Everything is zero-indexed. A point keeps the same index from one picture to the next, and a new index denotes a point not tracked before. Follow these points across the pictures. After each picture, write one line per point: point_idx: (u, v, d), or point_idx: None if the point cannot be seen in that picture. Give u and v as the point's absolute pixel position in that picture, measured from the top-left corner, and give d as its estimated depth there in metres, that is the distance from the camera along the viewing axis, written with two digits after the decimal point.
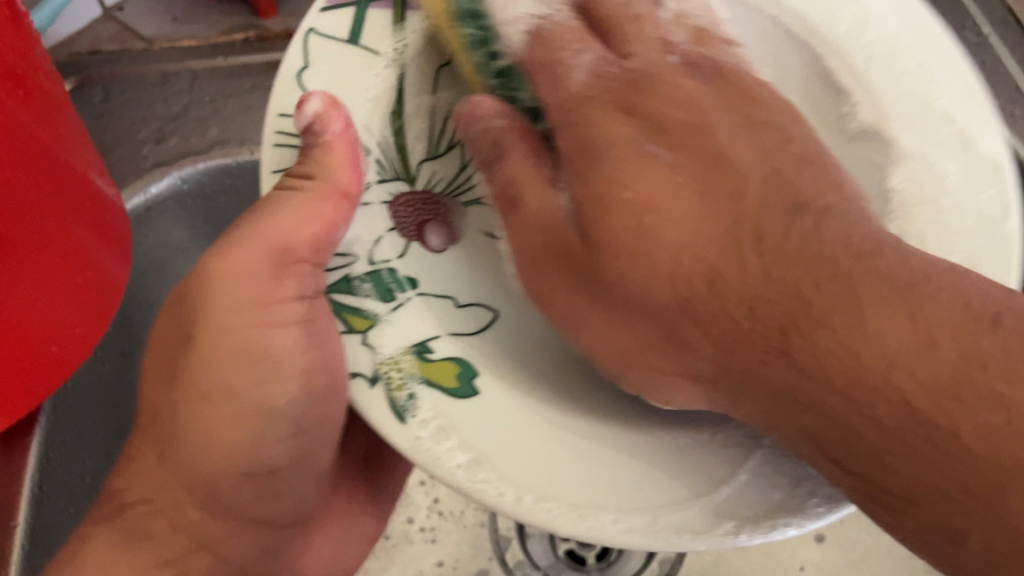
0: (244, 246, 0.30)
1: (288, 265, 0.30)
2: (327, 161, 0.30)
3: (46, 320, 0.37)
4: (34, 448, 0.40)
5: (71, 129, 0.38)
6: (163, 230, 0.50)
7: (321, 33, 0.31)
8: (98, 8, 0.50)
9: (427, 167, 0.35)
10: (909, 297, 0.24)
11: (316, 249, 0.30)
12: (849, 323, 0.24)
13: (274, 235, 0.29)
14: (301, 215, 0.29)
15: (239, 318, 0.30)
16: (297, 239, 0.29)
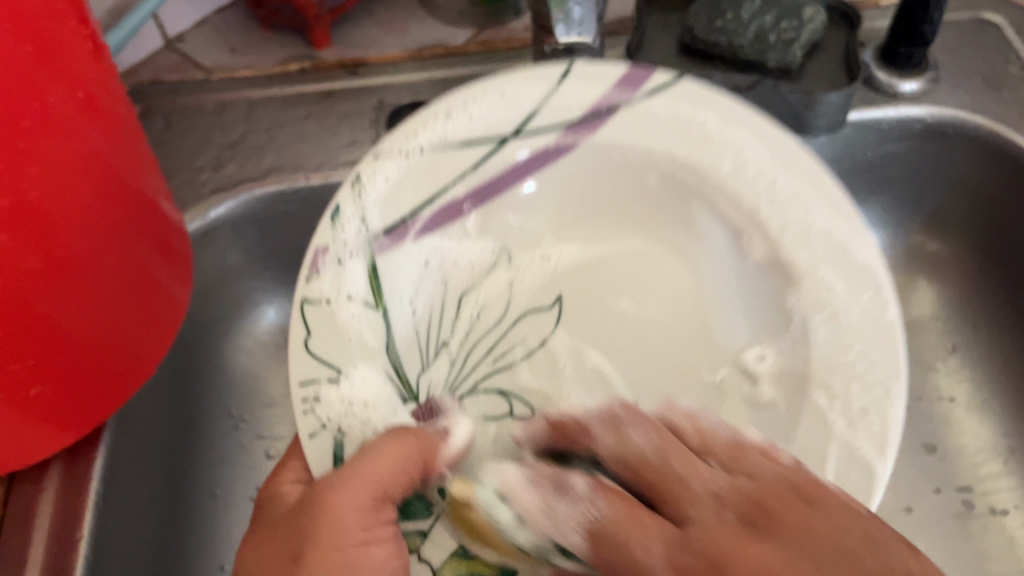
0: (361, 470, 0.33)
1: (386, 502, 0.34)
2: (405, 450, 0.34)
3: (115, 338, 0.38)
4: (99, 461, 0.41)
5: (143, 155, 0.40)
6: (220, 252, 0.51)
7: (311, 302, 0.37)
8: (162, 41, 0.54)
9: (425, 377, 0.39)
10: (806, 549, 0.28)
11: (425, 451, 0.34)
12: (752, 567, 0.28)
13: (373, 476, 0.33)
14: (389, 458, 0.33)
15: (355, 524, 0.33)
16: (390, 479, 0.33)
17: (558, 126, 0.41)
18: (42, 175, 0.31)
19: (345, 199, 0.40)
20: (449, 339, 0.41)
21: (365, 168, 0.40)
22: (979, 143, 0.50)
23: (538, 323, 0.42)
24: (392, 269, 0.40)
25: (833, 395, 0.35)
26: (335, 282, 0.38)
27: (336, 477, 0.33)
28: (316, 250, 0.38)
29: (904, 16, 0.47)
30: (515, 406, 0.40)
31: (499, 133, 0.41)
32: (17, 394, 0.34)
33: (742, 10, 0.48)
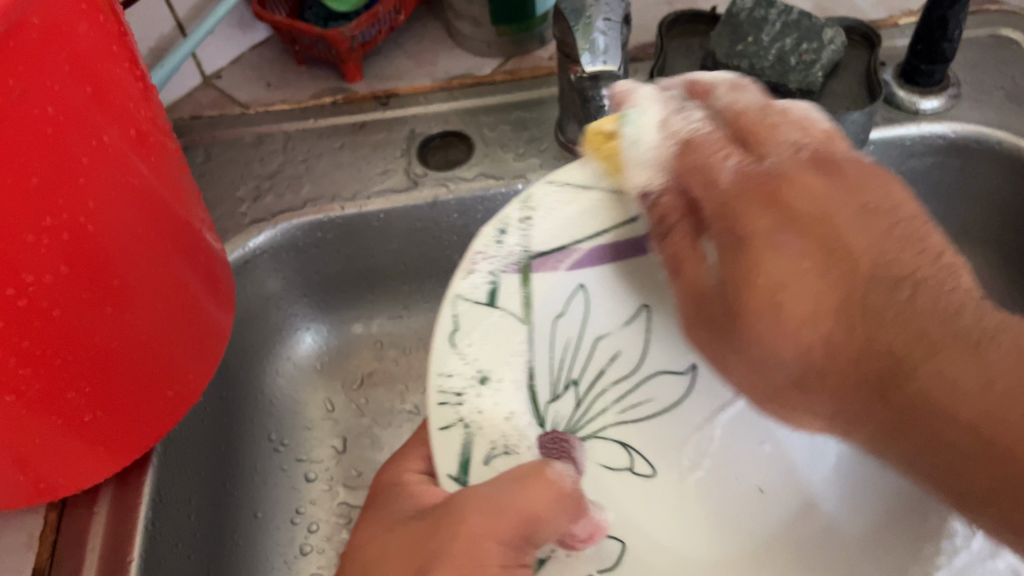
0: (500, 503, 0.29)
1: (524, 549, 0.30)
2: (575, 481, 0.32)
3: (165, 365, 0.40)
4: (147, 485, 0.43)
5: (189, 187, 0.41)
6: (259, 279, 0.52)
7: (466, 299, 0.38)
8: (200, 78, 0.57)
9: (552, 409, 0.40)
10: (823, 289, 0.30)
11: (539, 528, 0.30)
12: (784, 281, 0.31)
13: (523, 511, 0.30)
14: (543, 499, 0.30)
15: (499, 550, 0.29)
16: (541, 518, 0.30)
17: (597, 236, 0.42)
18: (98, 209, 0.32)
19: (539, 191, 0.41)
20: (577, 379, 0.41)
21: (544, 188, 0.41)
22: (1002, 156, 0.50)
23: (668, 385, 0.43)
24: (544, 295, 0.40)
25: (815, 179, 0.32)
26: (472, 317, 0.38)
27: (481, 492, 0.30)
28: (479, 258, 0.39)
29: (924, 34, 0.48)
30: (636, 462, 0.41)
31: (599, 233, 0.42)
32: (72, 420, 0.36)
33: (763, 35, 0.49)
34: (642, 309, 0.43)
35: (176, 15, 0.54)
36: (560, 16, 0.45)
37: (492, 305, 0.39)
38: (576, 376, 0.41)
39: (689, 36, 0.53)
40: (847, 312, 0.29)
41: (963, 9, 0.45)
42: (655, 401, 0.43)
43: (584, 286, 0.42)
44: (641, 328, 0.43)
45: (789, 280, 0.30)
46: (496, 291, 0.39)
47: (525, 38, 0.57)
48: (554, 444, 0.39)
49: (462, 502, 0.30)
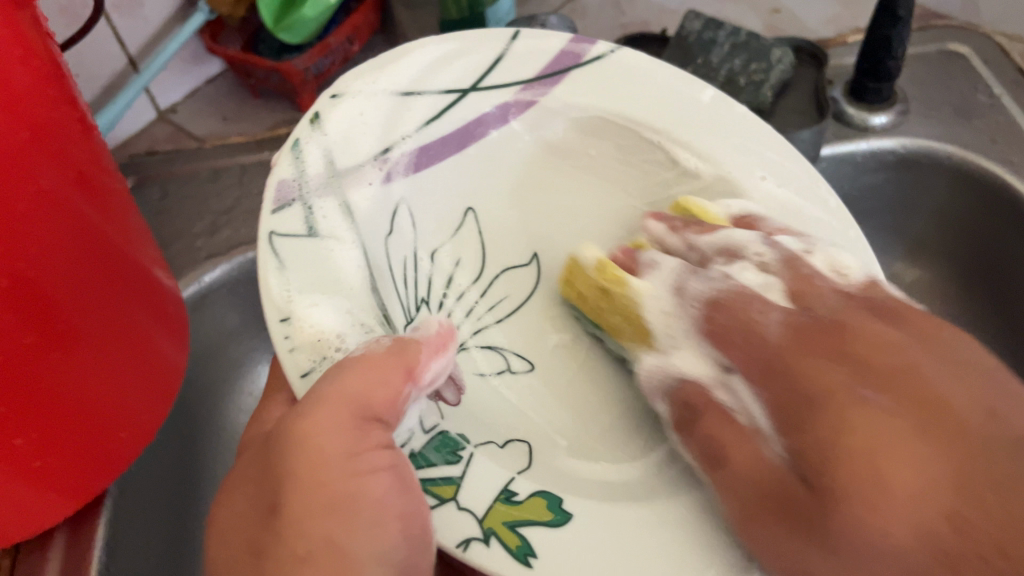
0: (322, 410, 0.27)
1: (367, 420, 0.28)
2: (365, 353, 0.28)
3: (116, 406, 0.39)
4: (102, 529, 0.42)
5: (137, 226, 0.41)
6: (218, 314, 0.52)
7: (282, 234, 0.32)
8: (156, 113, 0.57)
9: (411, 332, 0.35)
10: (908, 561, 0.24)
11: (391, 406, 0.28)
12: (886, 463, 0.25)
13: (358, 391, 0.27)
14: (369, 370, 0.28)
15: (337, 449, 0.27)
16: (374, 393, 0.28)
17: (521, 81, 0.39)
18: (38, 252, 0.32)
19: (325, 107, 0.35)
20: (427, 298, 0.37)
21: (303, 130, 0.35)
22: (952, 170, 0.51)
23: (520, 279, 0.40)
24: (364, 214, 0.34)
25: (886, 421, 0.26)
26: (292, 251, 0.31)
27: (303, 408, 0.27)
28: (281, 186, 0.33)
29: (868, 52, 0.48)
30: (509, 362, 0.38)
31: (457, 86, 0.38)
32: (22, 467, 0.35)
33: (711, 56, 0.50)
34: (468, 212, 0.39)
35: (128, 51, 0.53)
36: None
37: (311, 234, 0.32)
38: (425, 295, 0.37)
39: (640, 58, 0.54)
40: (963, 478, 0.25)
41: (905, 28, 0.46)
42: (510, 297, 0.40)
43: (405, 200, 0.37)
44: (472, 235, 0.40)
45: (877, 434, 0.26)
46: (314, 219, 0.32)
47: None
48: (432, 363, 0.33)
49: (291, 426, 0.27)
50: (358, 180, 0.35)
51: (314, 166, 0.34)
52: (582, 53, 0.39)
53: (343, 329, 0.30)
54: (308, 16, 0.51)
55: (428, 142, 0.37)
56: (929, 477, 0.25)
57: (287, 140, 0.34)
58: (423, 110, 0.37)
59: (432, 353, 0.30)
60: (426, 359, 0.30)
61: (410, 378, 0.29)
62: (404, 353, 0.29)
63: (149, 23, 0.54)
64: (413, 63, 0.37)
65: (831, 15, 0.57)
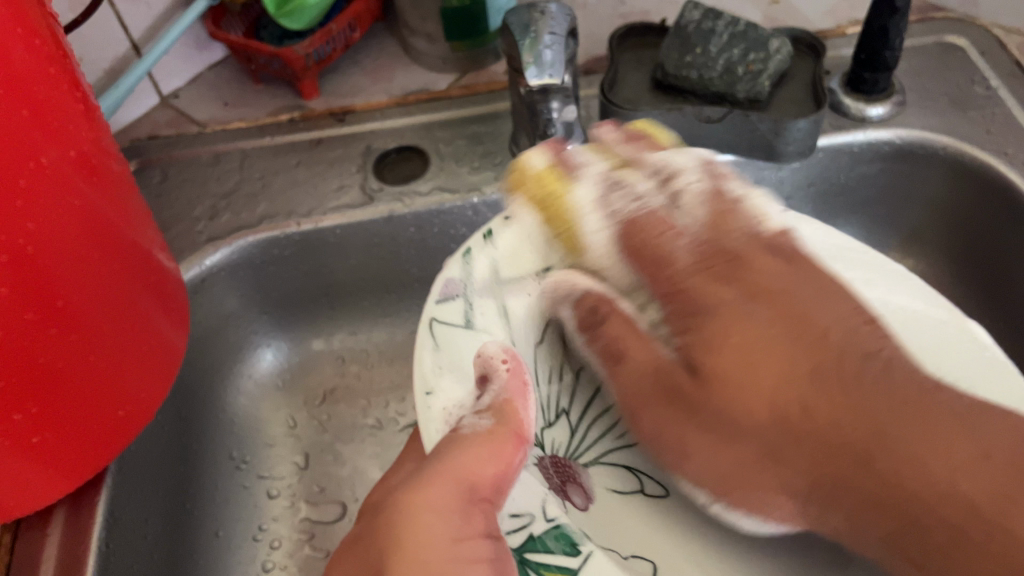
0: (431, 488, 0.30)
1: (475, 502, 0.31)
2: (506, 409, 0.34)
3: (115, 384, 0.40)
4: (101, 506, 0.42)
5: (138, 207, 0.42)
6: (217, 297, 0.52)
7: (442, 321, 0.37)
8: (157, 98, 0.57)
9: (550, 436, 0.39)
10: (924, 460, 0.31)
11: (496, 490, 0.32)
12: (897, 436, 0.32)
13: (460, 473, 0.31)
14: (480, 455, 0.32)
15: (439, 521, 0.29)
16: (476, 477, 0.31)
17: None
18: (38, 229, 0.32)
19: (500, 224, 0.40)
20: (567, 409, 0.41)
21: (477, 241, 0.40)
22: (948, 161, 0.51)
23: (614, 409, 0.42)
24: (519, 315, 0.39)
25: (838, 393, 0.34)
26: (448, 337, 0.36)
27: (405, 493, 0.31)
28: (444, 283, 0.38)
29: (866, 42, 0.49)
30: (645, 483, 0.41)
31: (569, 194, 0.42)
32: (21, 442, 0.35)
33: (710, 45, 0.50)
34: (556, 314, 0.41)
35: (130, 35, 0.54)
36: (508, 31, 0.46)
37: (466, 325, 0.37)
38: (566, 406, 0.41)
39: (641, 48, 0.54)
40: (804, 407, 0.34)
41: (903, 19, 0.46)
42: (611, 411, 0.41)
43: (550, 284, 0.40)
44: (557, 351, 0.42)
45: (753, 342, 0.35)
46: (471, 311, 0.37)
47: (480, 53, 0.58)
48: (560, 469, 0.38)
49: (391, 509, 0.30)
50: (518, 284, 0.40)
51: (457, 273, 0.38)
52: (712, 163, 0.42)
53: (476, 403, 0.34)
54: (309, 3, 0.52)
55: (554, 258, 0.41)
56: (772, 407, 0.35)
57: (463, 247, 0.40)
58: (547, 219, 0.41)
59: (523, 400, 0.35)
60: (521, 415, 0.34)
61: (520, 442, 0.34)
62: (506, 423, 0.34)
63: (152, 9, 0.54)
64: (539, 160, 0.42)
65: (830, 6, 0.58)
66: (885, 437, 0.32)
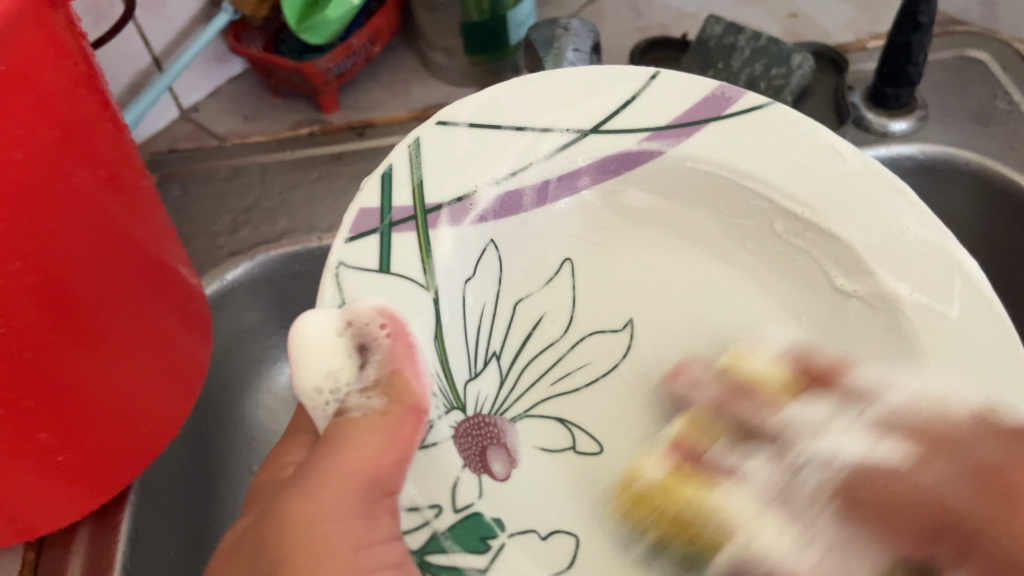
0: (327, 490, 0.26)
1: (376, 502, 0.27)
2: (398, 381, 0.30)
3: (140, 402, 0.40)
4: (125, 523, 0.42)
5: (163, 225, 0.42)
6: (237, 312, 0.52)
7: (351, 266, 0.33)
8: (177, 111, 0.57)
9: (473, 389, 0.34)
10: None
11: (397, 470, 0.28)
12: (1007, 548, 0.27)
13: (348, 467, 0.27)
14: (358, 451, 0.27)
15: (335, 503, 0.26)
16: (371, 468, 0.27)
17: (648, 126, 0.37)
18: (68, 247, 0.32)
19: (431, 134, 0.37)
20: (498, 352, 0.36)
21: (401, 161, 0.36)
22: (971, 177, 0.51)
23: (606, 346, 0.37)
24: (444, 247, 0.35)
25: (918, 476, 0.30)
26: (358, 283, 0.32)
27: (298, 494, 0.26)
28: (401, 207, 0.35)
29: (888, 58, 0.49)
30: (577, 439, 0.35)
31: (579, 123, 0.37)
32: (46, 461, 0.35)
33: (733, 61, 0.50)
34: (564, 263, 0.38)
35: (152, 50, 0.54)
36: (530, 48, 0.46)
37: (381, 269, 0.33)
38: (497, 348, 0.36)
39: (663, 62, 0.54)
40: (942, 519, 0.29)
41: (927, 34, 0.46)
42: (592, 364, 0.37)
43: (495, 241, 0.37)
44: (566, 284, 0.38)
45: (913, 486, 0.30)
46: None
47: (498, 67, 0.58)
48: (481, 431, 0.34)
49: (285, 505, 0.26)
50: (459, 220, 0.35)
51: (405, 201, 0.35)
52: (725, 105, 0.37)
53: (363, 372, 0.30)
54: (332, 17, 0.52)
55: (553, 172, 0.37)
56: (943, 480, 0.30)
57: (382, 163, 0.36)
58: (552, 142, 0.37)
59: (414, 367, 0.31)
60: (417, 385, 0.30)
61: (419, 418, 0.29)
62: (398, 398, 0.30)
63: (173, 23, 0.54)
64: (549, 97, 0.38)
65: (849, 19, 0.58)
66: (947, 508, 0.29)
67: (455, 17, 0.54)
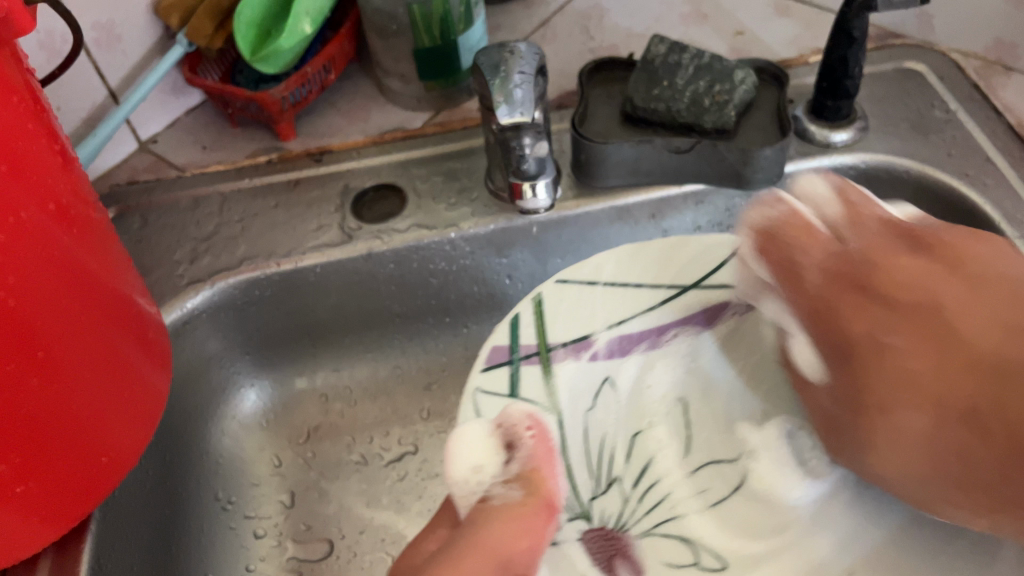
0: (469, 559, 0.32)
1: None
2: (535, 478, 0.36)
3: (98, 430, 0.40)
4: (87, 554, 0.42)
5: (118, 255, 0.42)
6: (200, 339, 0.53)
7: (485, 391, 0.41)
8: (136, 144, 0.58)
9: (598, 505, 0.43)
10: (949, 347, 0.34)
11: (528, 561, 0.34)
12: (913, 283, 0.36)
13: (493, 549, 0.33)
14: (505, 532, 0.33)
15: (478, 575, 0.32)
16: (510, 554, 0.33)
17: (703, 304, 0.47)
18: (18, 279, 0.33)
19: (551, 295, 0.44)
20: (620, 475, 0.45)
21: (527, 309, 0.44)
22: (913, 183, 0.52)
23: (722, 475, 0.46)
24: (567, 380, 0.43)
25: (896, 338, 0.35)
26: (488, 405, 0.40)
27: (446, 559, 0.32)
28: (495, 349, 0.42)
29: (827, 72, 0.50)
30: (702, 556, 0.43)
31: (672, 286, 0.46)
32: (4, 492, 0.36)
33: (677, 78, 0.51)
34: (656, 421, 0.47)
35: (108, 84, 0.54)
36: (479, 71, 0.47)
37: (511, 394, 0.41)
38: (619, 472, 0.45)
39: (609, 83, 0.55)
40: (966, 412, 0.33)
41: (861, 48, 0.48)
42: (712, 490, 0.46)
43: (610, 377, 0.45)
44: (669, 434, 0.47)
45: (906, 365, 0.35)
46: (516, 380, 0.42)
47: (453, 91, 0.59)
48: (608, 542, 0.42)
49: None
50: (579, 356, 0.44)
51: (530, 341, 0.43)
52: (713, 322, 0.47)
53: (508, 467, 0.37)
54: (283, 48, 0.53)
55: (644, 328, 0.46)
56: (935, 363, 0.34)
57: (510, 313, 0.43)
58: (637, 305, 0.46)
59: (550, 469, 0.37)
60: (550, 485, 0.37)
61: (551, 514, 0.36)
62: (536, 492, 0.36)
63: (129, 57, 0.55)
64: (672, 255, 0.47)
65: (793, 36, 0.59)
66: (939, 308, 0.35)
67: (409, 43, 0.56)
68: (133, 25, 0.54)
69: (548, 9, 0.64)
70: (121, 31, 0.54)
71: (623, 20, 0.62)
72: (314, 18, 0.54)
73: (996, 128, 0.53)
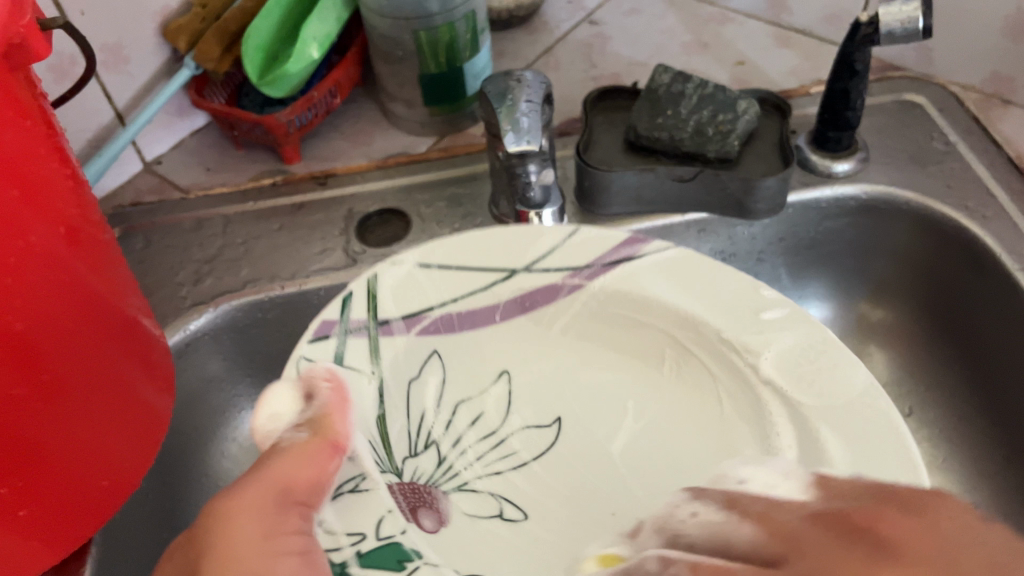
0: (246, 492, 0.30)
1: (290, 506, 0.31)
2: (322, 420, 0.35)
3: (100, 454, 0.40)
4: None
5: (124, 277, 0.42)
6: (201, 362, 0.52)
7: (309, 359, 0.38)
8: (139, 165, 0.58)
9: (412, 464, 0.40)
10: (896, 495, 0.23)
11: (309, 492, 0.32)
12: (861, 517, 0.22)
13: (274, 479, 0.31)
14: (300, 456, 0.32)
15: (249, 526, 0.29)
16: (296, 482, 0.31)
17: (569, 266, 0.43)
18: (26, 304, 0.33)
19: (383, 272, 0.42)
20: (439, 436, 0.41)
21: (361, 287, 0.42)
22: (912, 214, 0.53)
23: (534, 440, 0.42)
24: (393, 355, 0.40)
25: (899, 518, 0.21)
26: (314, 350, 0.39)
27: (222, 496, 0.29)
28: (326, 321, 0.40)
29: (828, 103, 0.51)
30: (504, 508, 0.39)
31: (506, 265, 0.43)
32: (5, 516, 0.35)
33: (680, 108, 0.52)
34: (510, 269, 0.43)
35: (114, 105, 0.55)
36: (485, 98, 0.47)
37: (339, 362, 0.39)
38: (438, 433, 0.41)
39: (613, 111, 0.56)
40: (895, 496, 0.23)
41: (862, 81, 0.49)
42: (517, 454, 0.41)
43: (438, 351, 0.42)
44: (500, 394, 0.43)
45: (841, 510, 0.24)
46: (344, 349, 0.39)
47: (457, 117, 0.59)
48: None
49: (210, 506, 0.29)
50: (410, 329, 0.41)
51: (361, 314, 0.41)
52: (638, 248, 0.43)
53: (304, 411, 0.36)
54: (290, 72, 0.53)
55: (450, 310, 0.42)
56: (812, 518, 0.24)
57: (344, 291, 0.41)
58: (460, 285, 0.43)
59: (342, 413, 0.35)
60: (339, 426, 0.35)
61: (337, 451, 0.34)
62: (324, 433, 0.34)
63: (135, 78, 0.55)
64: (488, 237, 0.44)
65: (793, 67, 0.60)
66: (899, 504, 0.22)
67: (414, 69, 0.56)
68: (140, 47, 0.55)
69: (552, 37, 0.65)
70: (128, 53, 0.54)
71: (626, 49, 0.63)
72: (321, 43, 0.55)
73: (995, 160, 0.54)
